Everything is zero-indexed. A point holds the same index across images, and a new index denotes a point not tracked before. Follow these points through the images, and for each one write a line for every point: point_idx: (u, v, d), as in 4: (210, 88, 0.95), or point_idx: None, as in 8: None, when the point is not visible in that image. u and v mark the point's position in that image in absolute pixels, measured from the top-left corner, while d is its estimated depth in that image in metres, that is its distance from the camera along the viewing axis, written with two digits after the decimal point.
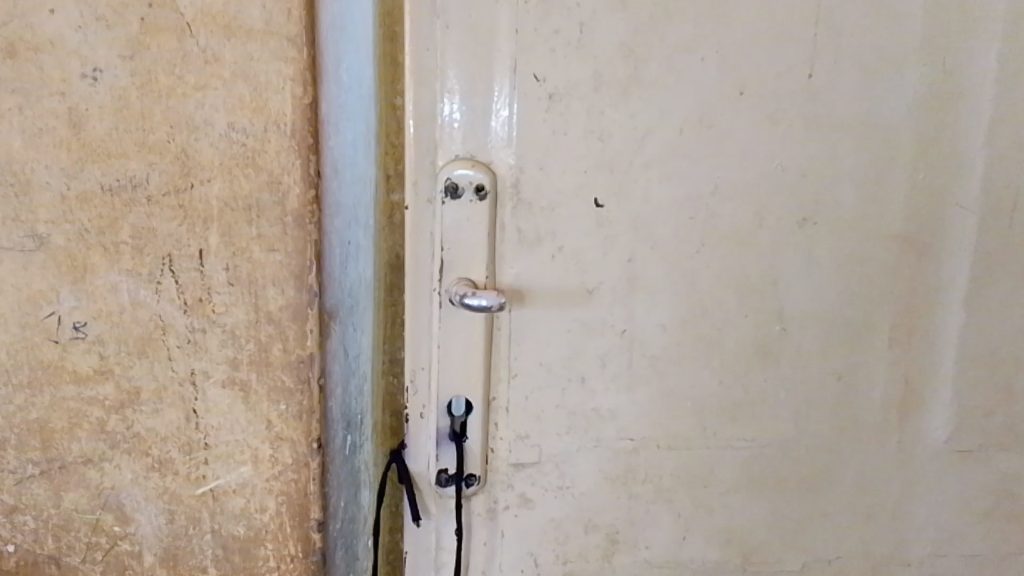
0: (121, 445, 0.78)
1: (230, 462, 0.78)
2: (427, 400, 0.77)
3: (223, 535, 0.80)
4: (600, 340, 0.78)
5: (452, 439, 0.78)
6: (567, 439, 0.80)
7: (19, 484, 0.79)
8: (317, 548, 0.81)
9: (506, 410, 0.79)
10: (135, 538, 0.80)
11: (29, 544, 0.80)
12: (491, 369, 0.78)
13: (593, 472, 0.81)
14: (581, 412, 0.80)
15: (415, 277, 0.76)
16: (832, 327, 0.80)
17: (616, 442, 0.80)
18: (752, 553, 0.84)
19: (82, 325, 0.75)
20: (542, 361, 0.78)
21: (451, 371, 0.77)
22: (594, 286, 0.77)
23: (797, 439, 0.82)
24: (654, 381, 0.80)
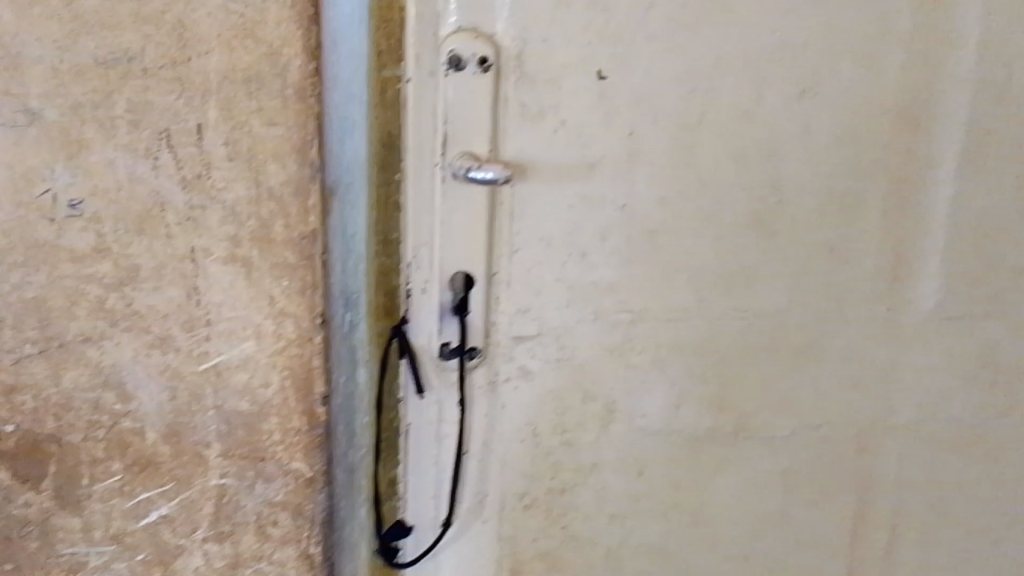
0: (121, 323, 0.78)
1: (233, 339, 0.79)
2: (429, 275, 0.80)
3: (226, 410, 0.81)
4: (602, 213, 0.82)
5: (454, 312, 0.81)
6: (567, 312, 0.85)
7: (17, 364, 0.78)
8: (321, 421, 0.83)
9: (506, 284, 0.83)
10: (137, 416, 0.81)
11: (29, 423, 0.80)
12: (492, 245, 0.81)
13: (592, 343, 0.86)
14: (582, 284, 0.84)
15: (415, 154, 0.77)
16: (823, 200, 0.85)
17: (614, 314, 0.86)
18: (742, 420, 0.91)
19: (79, 202, 0.74)
20: (544, 236, 0.82)
21: (453, 246, 0.79)
22: (597, 159, 0.81)
23: (787, 309, 0.88)
24: (649, 254, 0.84)
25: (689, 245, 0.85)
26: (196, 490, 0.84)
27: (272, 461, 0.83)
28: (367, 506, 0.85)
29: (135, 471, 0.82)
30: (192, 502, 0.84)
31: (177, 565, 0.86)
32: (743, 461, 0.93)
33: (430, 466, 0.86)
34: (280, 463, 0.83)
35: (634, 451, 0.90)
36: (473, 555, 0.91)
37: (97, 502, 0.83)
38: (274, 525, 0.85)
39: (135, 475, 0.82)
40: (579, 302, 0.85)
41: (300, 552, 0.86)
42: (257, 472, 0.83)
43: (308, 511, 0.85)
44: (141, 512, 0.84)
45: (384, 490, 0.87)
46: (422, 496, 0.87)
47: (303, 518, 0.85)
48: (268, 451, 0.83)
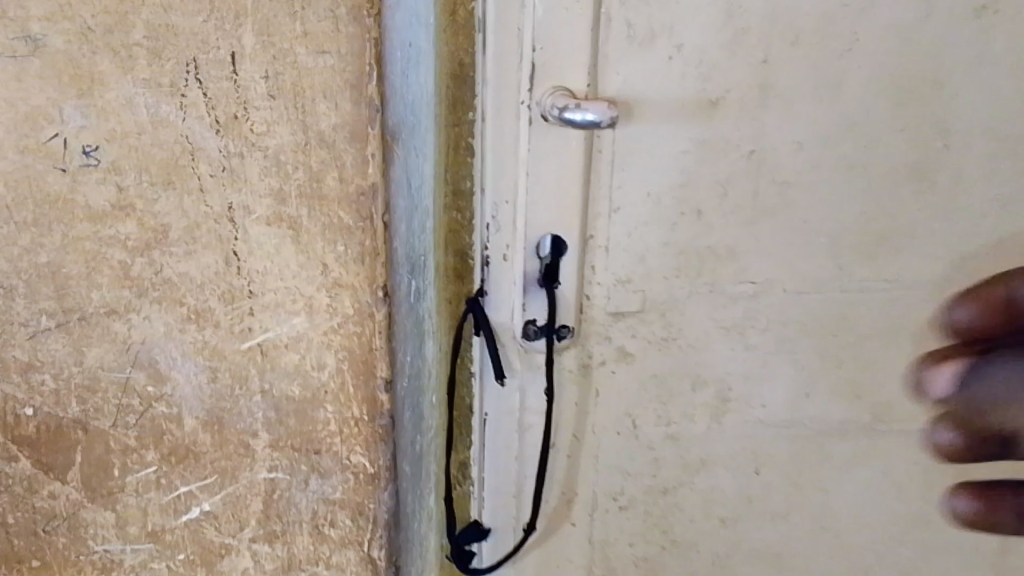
0: (150, 293, 0.66)
1: (281, 313, 0.67)
2: (512, 240, 0.67)
3: (274, 395, 0.69)
4: (724, 162, 0.67)
5: (543, 284, 0.68)
6: (675, 284, 0.71)
7: (33, 339, 0.67)
8: (385, 411, 0.70)
9: (605, 250, 0.69)
10: (172, 400, 0.69)
11: (50, 407, 0.69)
12: (589, 203, 0.67)
13: (704, 320, 0.72)
14: (695, 248, 0.70)
15: (495, 89, 0.62)
16: (999, 142, 0.69)
17: (733, 287, 0.72)
18: (885, 410, 0.77)
19: (93, 150, 0.62)
20: (652, 190, 0.67)
21: (540, 206, 0.66)
22: (720, 96, 0.65)
23: (948, 278, 0.73)
24: (781, 213, 0.70)
25: (832, 202, 0.69)
26: (243, 484, 0.72)
27: (328, 454, 0.71)
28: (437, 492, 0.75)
29: (173, 461, 0.71)
30: (238, 497, 0.72)
31: (224, 566, 0.75)
32: (882, 459, 0.78)
33: (511, 461, 0.74)
34: (338, 457, 0.71)
35: (752, 447, 0.77)
36: (562, 560, 0.80)
37: (130, 496, 0.72)
38: (332, 526, 0.74)
39: (173, 466, 0.71)
40: (689, 270, 0.71)
41: (362, 556, 0.75)
42: (312, 466, 0.71)
43: (371, 511, 0.73)
44: (182, 507, 0.72)
45: (455, 475, 0.76)
46: (502, 495, 0.75)
47: (364, 518, 0.73)
48: (323, 443, 0.71)
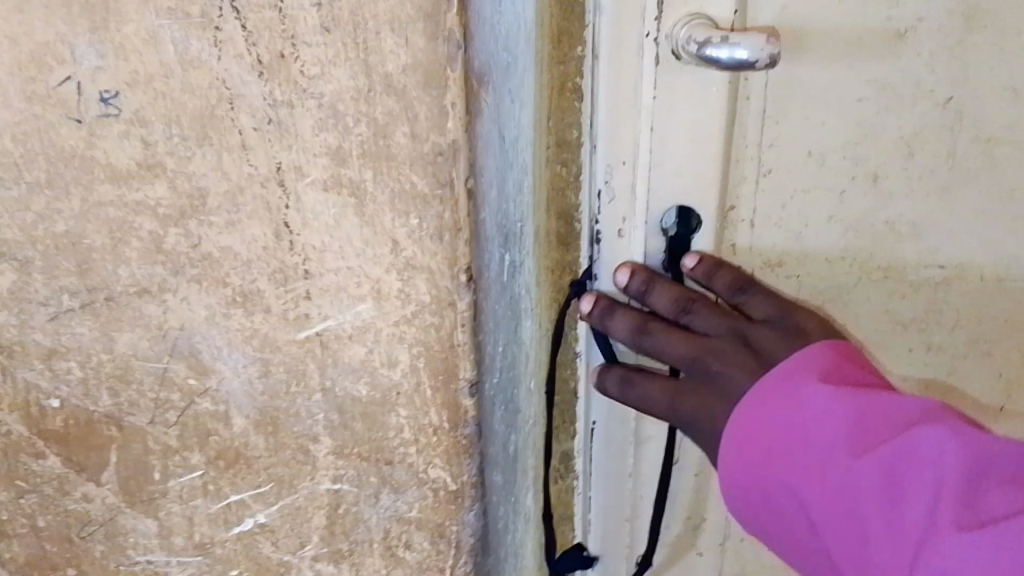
0: (187, 270, 0.54)
1: (343, 299, 0.54)
2: (629, 211, 0.60)
3: (337, 396, 0.57)
4: (904, 106, 0.59)
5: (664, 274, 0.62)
6: (844, 265, 0.65)
7: (55, 320, 0.56)
8: (469, 419, 0.58)
9: (749, 224, 0.63)
10: (218, 396, 0.58)
11: (79, 399, 0.59)
12: (731, 163, 0.61)
13: (879, 316, 0.67)
14: (868, 221, 0.64)
15: (618, 28, 0.55)
16: None
17: (918, 273, 0.66)
18: None
19: (112, 95, 0.50)
20: (812, 150, 0.61)
21: (667, 163, 0.59)
22: (909, 26, 0.57)
23: None
24: (963, 180, 0.62)
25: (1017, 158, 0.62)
26: (303, 496, 0.61)
27: (401, 466, 0.59)
28: (534, 488, 0.67)
29: (221, 466, 0.60)
30: (297, 510, 0.61)
31: None
32: None
33: (625, 482, 0.70)
34: (413, 469, 0.59)
35: None
36: None
37: (174, 503, 0.62)
38: (408, 547, 0.62)
39: (222, 471, 0.60)
40: (857, 251, 0.65)
41: None
42: (383, 479, 0.60)
43: (453, 533, 0.61)
44: (233, 518, 0.62)
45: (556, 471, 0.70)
46: (613, 521, 0.71)
47: (445, 541, 0.62)
48: (396, 453, 0.59)
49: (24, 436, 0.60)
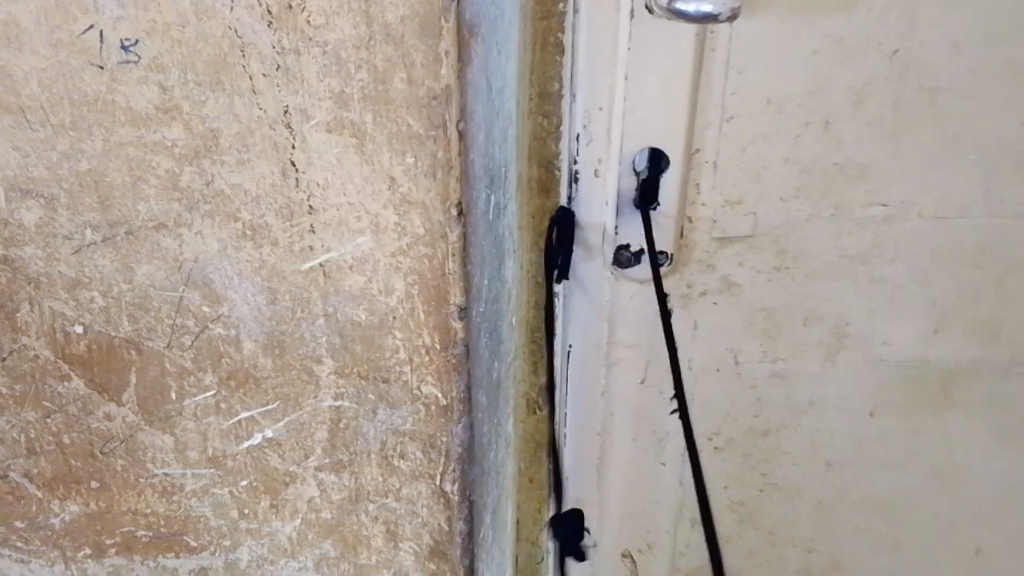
0: (201, 207, 0.59)
1: (344, 232, 0.59)
2: (603, 154, 0.76)
3: (339, 320, 0.63)
4: (849, 60, 0.73)
5: (636, 208, 0.78)
6: (795, 204, 0.80)
7: (78, 254, 0.61)
8: (459, 339, 0.62)
9: (713, 165, 0.78)
10: (229, 322, 0.63)
11: (101, 325, 0.64)
12: (699, 112, 0.75)
13: (829, 249, 0.82)
14: (817, 163, 0.78)
15: None
16: None
17: (864, 211, 0.80)
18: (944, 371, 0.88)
19: (132, 44, 0.54)
20: (766, 100, 0.75)
21: (641, 112, 0.74)
22: None
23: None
24: (906, 128, 0.76)
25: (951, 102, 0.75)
26: (307, 412, 0.67)
27: (397, 384, 0.65)
28: (510, 415, 0.79)
29: (232, 385, 0.66)
30: (302, 425, 0.67)
31: (288, 494, 0.70)
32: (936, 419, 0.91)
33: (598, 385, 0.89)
34: (407, 387, 0.65)
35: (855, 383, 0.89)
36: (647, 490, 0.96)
37: (189, 420, 0.68)
38: (402, 458, 0.68)
39: (233, 391, 0.66)
40: (806, 189, 0.79)
41: (434, 489, 0.69)
42: (379, 395, 0.65)
43: (443, 444, 0.67)
44: (243, 433, 0.68)
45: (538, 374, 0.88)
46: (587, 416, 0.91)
47: (436, 451, 0.67)
48: (392, 372, 0.64)
49: (50, 360, 0.66)
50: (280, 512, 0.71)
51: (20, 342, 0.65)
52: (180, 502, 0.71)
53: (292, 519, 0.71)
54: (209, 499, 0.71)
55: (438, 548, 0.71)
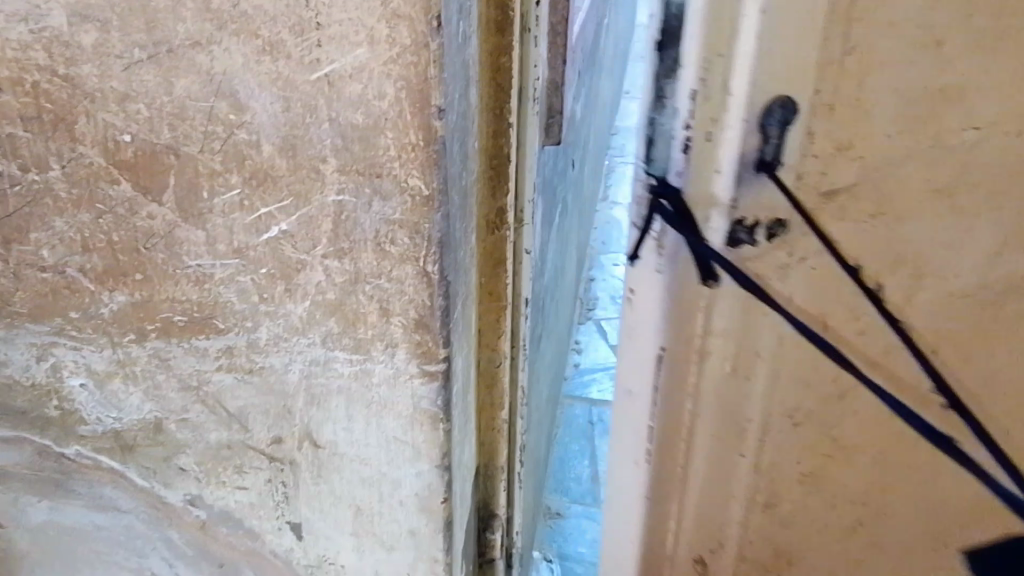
0: (228, 26, 0.74)
1: (345, 45, 0.74)
2: (722, 116, 0.82)
3: (341, 123, 0.77)
4: None
5: (760, 171, 0.85)
6: (903, 129, 0.85)
7: (127, 71, 0.76)
8: (439, 136, 0.77)
9: (830, 109, 0.83)
10: (252, 128, 0.78)
11: (145, 134, 0.79)
12: (822, 52, 0.79)
13: (921, 184, 0.88)
14: (926, 84, 0.82)
15: None
16: None
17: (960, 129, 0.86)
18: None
19: None
20: (915, 56, 0.81)
21: (767, 63, 0.79)
22: None
23: None
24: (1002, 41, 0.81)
25: None
26: (316, 206, 0.81)
27: (388, 179, 0.79)
28: (476, 234, 0.93)
29: (253, 185, 0.80)
30: (311, 218, 0.82)
31: (299, 280, 0.85)
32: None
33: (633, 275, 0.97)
34: (397, 181, 0.79)
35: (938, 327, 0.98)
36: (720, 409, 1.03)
37: (218, 217, 0.82)
38: (392, 244, 0.82)
39: (254, 189, 0.81)
40: (913, 123, 0.85)
41: (419, 271, 0.83)
42: (374, 190, 0.80)
43: (426, 230, 0.81)
44: (262, 227, 0.82)
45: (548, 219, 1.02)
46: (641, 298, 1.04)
47: (420, 238, 0.81)
48: (385, 169, 0.79)
49: (103, 167, 0.80)
50: (293, 295, 0.86)
51: (78, 152, 0.80)
52: (211, 289, 0.86)
53: (303, 301, 0.86)
54: (235, 287, 0.85)
55: (422, 321, 0.85)
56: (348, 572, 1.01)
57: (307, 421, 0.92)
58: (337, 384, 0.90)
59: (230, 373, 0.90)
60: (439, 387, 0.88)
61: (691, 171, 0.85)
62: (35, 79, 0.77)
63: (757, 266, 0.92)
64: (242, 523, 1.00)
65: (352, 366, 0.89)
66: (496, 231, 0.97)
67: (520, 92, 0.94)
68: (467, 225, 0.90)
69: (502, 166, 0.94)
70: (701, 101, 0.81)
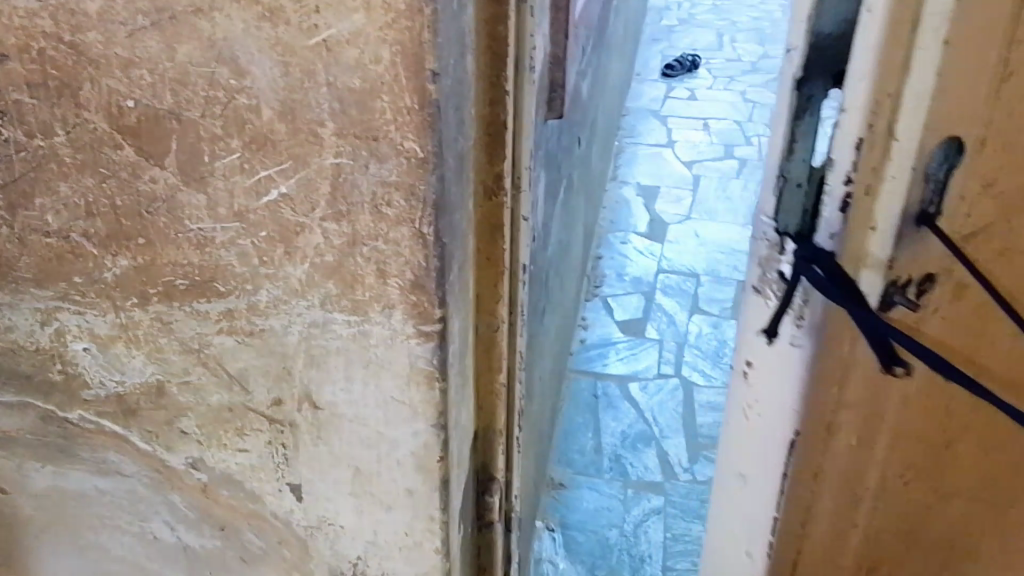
0: None
1: (342, 11, 0.76)
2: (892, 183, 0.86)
3: (338, 88, 0.79)
4: None
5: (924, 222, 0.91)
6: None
7: (131, 37, 0.79)
8: (433, 99, 0.79)
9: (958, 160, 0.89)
10: (252, 93, 0.80)
11: (148, 100, 0.81)
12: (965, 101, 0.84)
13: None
14: None
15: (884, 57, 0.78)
16: None
17: None
18: None
19: None
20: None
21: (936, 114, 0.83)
22: None
23: None
24: None
25: None
26: (314, 169, 0.83)
27: (385, 142, 0.81)
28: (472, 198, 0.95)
29: (253, 148, 0.83)
30: (309, 181, 0.84)
31: (299, 243, 0.87)
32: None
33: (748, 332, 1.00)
34: (393, 144, 0.81)
35: None
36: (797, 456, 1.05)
37: (219, 180, 0.85)
38: (389, 206, 0.84)
39: (254, 153, 0.83)
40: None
41: (415, 233, 0.85)
42: (371, 152, 0.82)
43: (422, 192, 0.83)
44: (262, 190, 0.85)
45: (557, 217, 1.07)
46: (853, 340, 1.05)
47: (416, 199, 0.83)
48: (381, 132, 0.81)
49: (106, 132, 0.83)
50: (293, 258, 0.88)
51: (82, 117, 0.83)
52: (212, 253, 0.88)
53: (302, 264, 0.88)
54: (235, 250, 0.88)
55: (418, 283, 0.87)
56: (347, 532, 1.04)
57: (306, 382, 0.95)
58: (336, 346, 0.92)
59: (231, 336, 0.93)
60: (435, 347, 0.91)
61: (847, 226, 0.87)
62: (42, 45, 0.80)
63: (897, 313, 0.97)
64: (242, 486, 1.03)
65: (350, 328, 0.91)
66: (492, 197, 1.01)
67: (516, 62, 0.95)
68: (462, 189, 0.93)
69: (498, 133, 0.98)
70: (866, 149, 0.82)
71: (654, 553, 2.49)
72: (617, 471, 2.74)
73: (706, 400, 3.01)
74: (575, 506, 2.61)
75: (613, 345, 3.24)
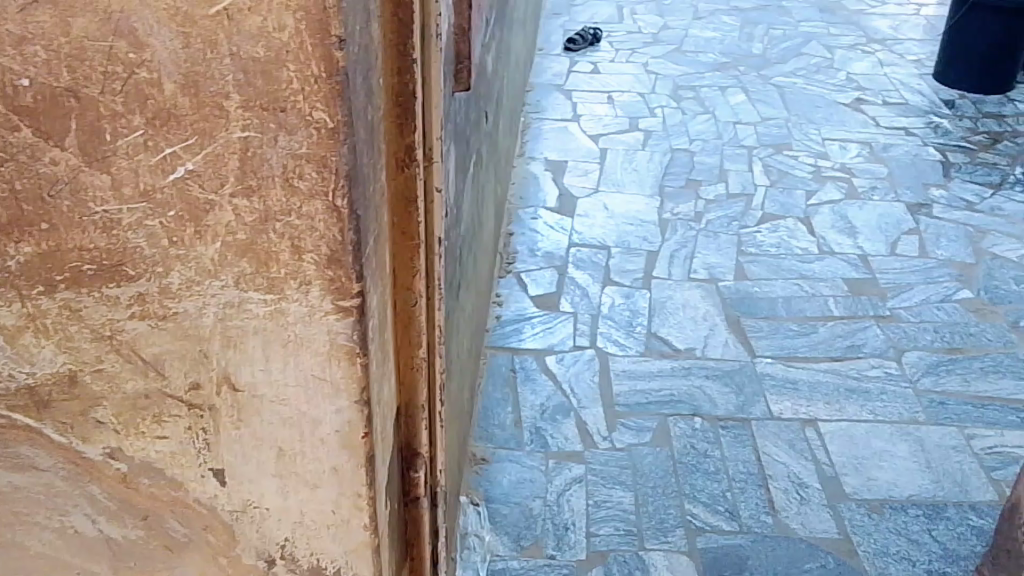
0: None
1: None
2: None
3: (243, 58, 0.78)
4: None
5: None
6: None
7: (22, 12, 0.78)
8: (340, 67, 0.78)
9: None
10: (153, 67, 0.78)
11: (44, 78, 0.80)
12: None
13: None
14: None
15: None
16: None
17: None
18: None
19: None
20: None
21: None
22: None
23: None
24: None
25: None
26: (220, 144, 0.81)
27: (293, 112, 0.80)
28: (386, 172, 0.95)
29: (157, 125, 0.81)
30: (217, 156, 0.82)
31: (209, 221, 0.85)
32: None
33: None
34: (302, 114, 0.80)
35: None
36: None
37: (123, 159, 0.82)
38: (301, 179, 0.82)
39: (158, 129, 0.81)
40: None
41: (329, 206, 0.84)
42: (279, 125, 0.80)
43: (334, 163, 0.82)
44: (168, 168, 0.83)
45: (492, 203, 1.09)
46: None
47: (328, 171, 0.82)
48: (289, 104, 0.79)
49: (2, 114, 0.81)
50: (204, 237, 0.86)
51: None
52: (120, 235, 0.86)
53: (213, 243, 0.86)
54: (144, 231, 0.86)
55: (334, 257, 0.86)
56: (274, 515, 1.02)
57: (224, 364, 0.92)
58: (253, 326, 0.90)
59: (144, 320, 0.90)
60: (355, 322, 0.90)
61: None
62: None
63: None
64: (163, 474, 1.00)
65: (267, 307, 0.89)
66: (406, 169, 1.00)
67: (424, 29, 0.99)
68: (374, 161, 0.92)
69: (409, 104, 0.97)
70: None
71: (578, 520, 2.52)
72: (538, 443, 2.76)
73: (623, 370, 3.05)
74: (497, 481, 2.63)
75: (527, 320, 3.26)
